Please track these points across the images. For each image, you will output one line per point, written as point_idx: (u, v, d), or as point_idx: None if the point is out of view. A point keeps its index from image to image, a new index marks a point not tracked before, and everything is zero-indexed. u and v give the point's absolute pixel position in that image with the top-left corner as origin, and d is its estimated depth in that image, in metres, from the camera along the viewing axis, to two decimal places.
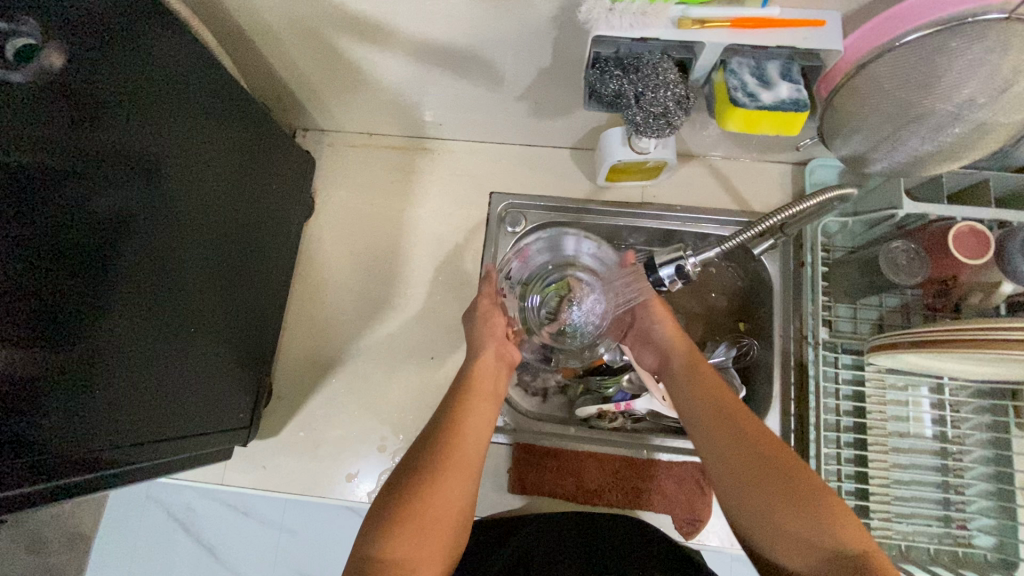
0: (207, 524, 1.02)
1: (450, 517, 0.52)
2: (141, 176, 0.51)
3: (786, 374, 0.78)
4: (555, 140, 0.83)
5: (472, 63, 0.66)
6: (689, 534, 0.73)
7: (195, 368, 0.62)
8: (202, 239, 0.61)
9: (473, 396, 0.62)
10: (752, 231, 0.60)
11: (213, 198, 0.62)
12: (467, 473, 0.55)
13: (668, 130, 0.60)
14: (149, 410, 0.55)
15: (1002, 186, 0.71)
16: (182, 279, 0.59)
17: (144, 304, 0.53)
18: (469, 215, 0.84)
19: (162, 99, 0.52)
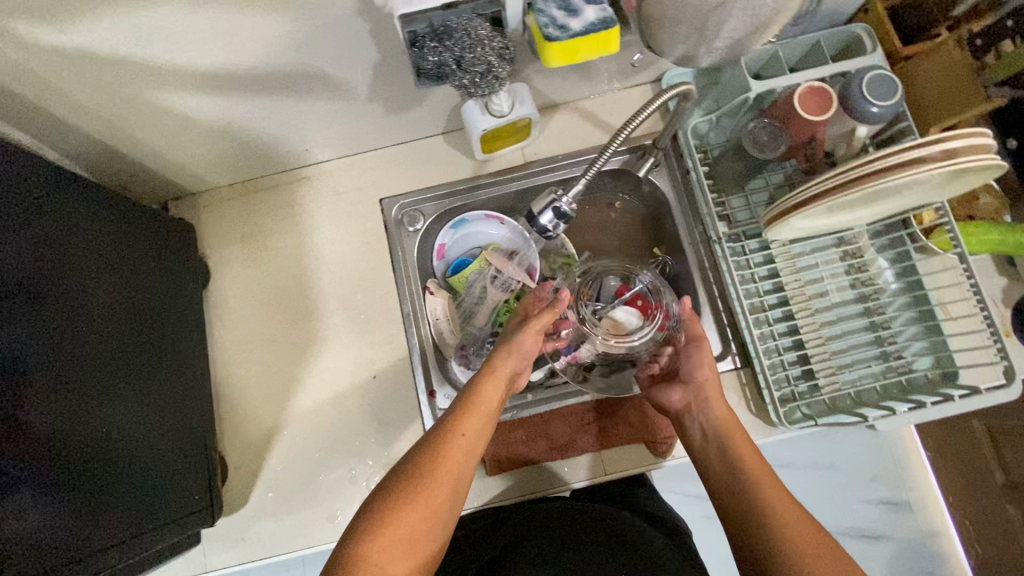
0: None
1: (429, 526, 0.54)
2: (19, 301, 0.50)
3: (706, 276, 0.81)
4: (423, 130, 0.83)
5: (307, 79, 0.65)
6: (666, 452, 0.75)
7: (129, 470, 0.59)
8: (95, 342, 0.58)
9: (473, 409, 0.61)
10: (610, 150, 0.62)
11: (92, 295, 0.59)
12: (455, 487, 0.57)
13: (498, 83, 0.62)
14: (93, 526, 0.54)
15: (833, 42, 0.76)
16: (84, 390, 0.55)
17: (67, 424, 0.53)
18: (365, 228, 0.83)
19: (13, 220, 0.51)
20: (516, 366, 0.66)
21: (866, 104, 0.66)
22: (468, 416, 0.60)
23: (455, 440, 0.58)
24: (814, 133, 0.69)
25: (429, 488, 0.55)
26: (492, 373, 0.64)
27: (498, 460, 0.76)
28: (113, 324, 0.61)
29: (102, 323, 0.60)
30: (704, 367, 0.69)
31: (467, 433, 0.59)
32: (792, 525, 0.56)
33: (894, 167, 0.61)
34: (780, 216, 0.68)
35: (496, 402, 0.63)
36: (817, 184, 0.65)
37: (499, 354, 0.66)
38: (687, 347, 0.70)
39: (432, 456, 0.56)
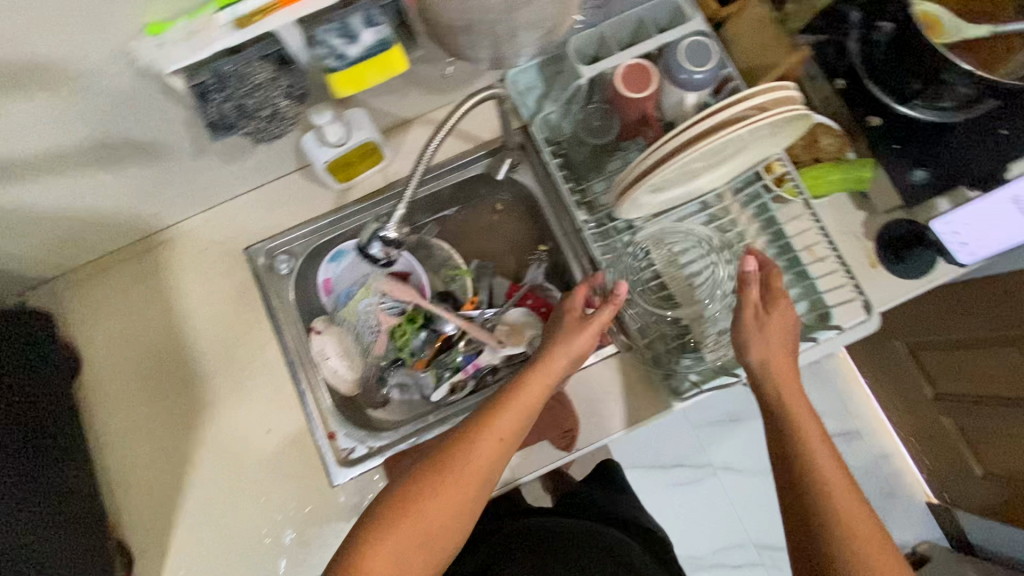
0: None
1: (450, 515, 0.59)
2: None
3: (583, 264, 0.82)
4: (275, 170, 0.81)
5: (120, 147, 0.63)
6: (569, 445, 0.76)
7: None
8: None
9: (507, 409, 0.64)
10: (422, 164, 0.64)
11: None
12: (480, 483, 0.61)
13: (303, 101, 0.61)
14: None
15: (655, 15, 0.77)
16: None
17: None
18: (237, 281, 0.81)
19: None
20: (564, 369, 0.69)
21: (687, 72, 0.67)
22: (503, 415, 0.64)
23: (486, 435, 0.62)
24: (644, 109, 0.70)
25: (447, 481, 0.60)
26: (541, 371, 0.67)
27: None
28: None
29: None
30: (785, 300, 0.69)
31: (499, 431, 0.63)
32: (832, 490, 0.59)
33: (748, 110, 0.61)
34: (626, 189, 0.68)
35: (536, 402, 0.66)
36: (661, 148, 0.64)
37: (557, 350, 0.69)
38: (783, 300, 0.69)
39: (455, 447, 0.62)
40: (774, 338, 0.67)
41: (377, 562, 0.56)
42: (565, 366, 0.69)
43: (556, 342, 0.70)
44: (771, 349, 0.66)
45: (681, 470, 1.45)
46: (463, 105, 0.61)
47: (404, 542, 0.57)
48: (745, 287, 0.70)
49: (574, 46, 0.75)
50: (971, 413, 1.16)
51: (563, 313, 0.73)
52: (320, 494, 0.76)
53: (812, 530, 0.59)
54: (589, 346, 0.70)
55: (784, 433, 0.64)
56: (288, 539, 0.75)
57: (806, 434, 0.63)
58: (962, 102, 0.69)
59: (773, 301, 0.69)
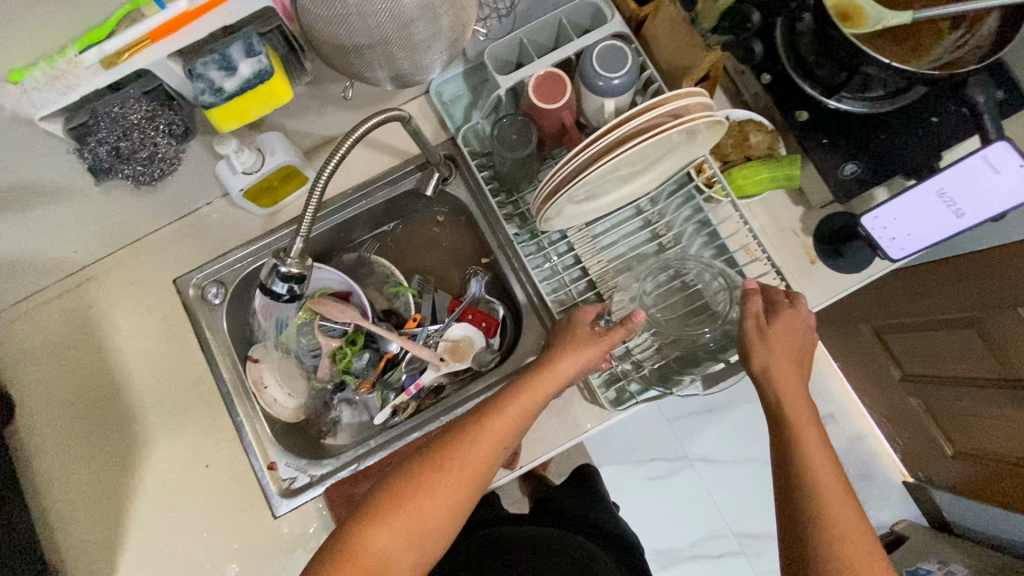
0: None
1: (439, 516, 0.57)
2: None
3: (522, 275, 0.80)
4: (199, 198, 0.79)
5: (16, 192, 0.60)
6: (513, 462, 0.74)
7: None
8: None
9: (505, 411, 0.61)
10: (316, 193, 0.60)
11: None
12: (468, 489, 0.59)
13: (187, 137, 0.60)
14: None
15: (574, 19, 0.75)
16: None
17: None
18: (169, 313, 0.80)
19: None
20: (574, 373, 0.64)
21: (602, 80, 0.65)
22: (499, 416, 0.61)
23: (482, 433, 0.60)
24: (562, 119, 0.68)
25: (437, 481, 0.58)
26: (546, 373, 0.64)
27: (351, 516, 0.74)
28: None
29: None
30: (789, 304, 0.65)
31: (496, 432, 0.60)
32: (827, 501, 0.54)
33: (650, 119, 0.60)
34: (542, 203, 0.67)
35: (533, 407, 0.63)
36: (568, 165, 0.63)
37: (565, 353, 0.65)
38: (783, 308, 0.64)
39: (447, 445, 0.60)
40: (780, 337, 0.63)
41: (359, 557, 0.54)
42: (576, 371, 0.64)
43: (558, 340, 0.67)
44: (773, 355, 0.62)
45: (658, 465, 1.44)
46: (356, 129, 0.60)
47: (386, 541, 0.55)
48: (749, 300, 0.65)
49: (493, 55, 0.73)
50: (937, 395, 1.15)
51: (572, 322, 0.67)
52: (263, 527, 0.74)
53: (807, 555, 0.54)
54: (596, 352, 0.65)
55: (786, 430, 0.59)
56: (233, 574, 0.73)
57: (809, 440, 0.57)
58: (890, 89, 0.70)
59: (777, 311, 0.65)
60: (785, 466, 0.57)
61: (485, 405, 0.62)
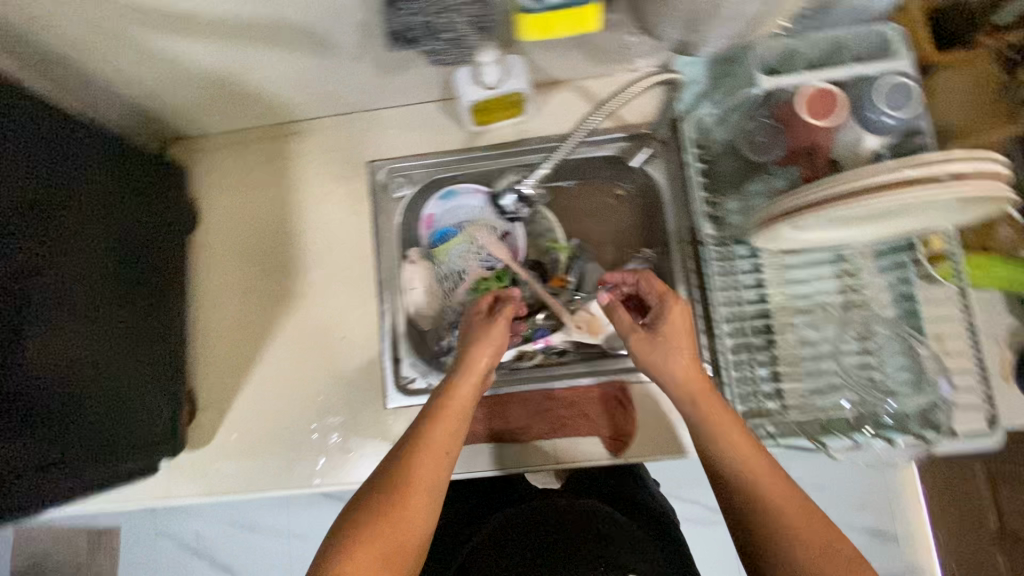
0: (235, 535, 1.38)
1: (417, 523, 0.57)
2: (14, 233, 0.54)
3: (690, 279, 0.78)
4: (418, 95, 0.81)
5: (292, 35, 0.64)
6: (618, 450, 0.74)
7: (96, 402, 0.63)
8: (57, 265, 0.58)
9: (419, 427, 0.62)
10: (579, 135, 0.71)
11: (61, 217, 0.59)
12: (432, 498, 0.59)
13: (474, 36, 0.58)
14: (62, 439, 0.58)
15: (861, 39, 0.68)
16: (39, 311, 0.56)
17: (50, 348, 0.57)
18: (353, 189, 0.84)
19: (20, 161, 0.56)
20: (493, 361, 0.67)
21: (880, 117, 0.62)
22: (436, 426, 0.62)
23: (436, 432, 0.61)
24: (813, 142, 0.64)
25: (411, 491, 0.58)
26: (462, 376, 0.66)
27: None
28: (85, 250, 0.62)
29: (91, 256, 0.63)
30: (663, 318, 0.65)
31: (439, 444, 0.61)
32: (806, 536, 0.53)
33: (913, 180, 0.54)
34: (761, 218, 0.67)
35: (466, 410, 0.65)
36: (800, 200, 0.61)
37: (473, 350, 0.67)
38: (672, 302, 0.65)
39: (408, 452, 0.60)
40: (688, 354, 0.63)
41: None
42: (491, 362, 0.67)
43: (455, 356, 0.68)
44: (672, 345, 0.63)
45: None
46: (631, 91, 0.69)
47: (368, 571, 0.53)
48: (659, 305, 0.66)
49: (766, 67, 0.69)
50: None
51: (470, 320, 0.71)
52: (372, 411, 0.79)
53: None
54: (503, 336, 0.69)
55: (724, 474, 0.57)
56: (332, 441, 0.78)
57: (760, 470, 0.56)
58: None
59: (668, 306, 0.66)
60: (744, 506, 0.56)
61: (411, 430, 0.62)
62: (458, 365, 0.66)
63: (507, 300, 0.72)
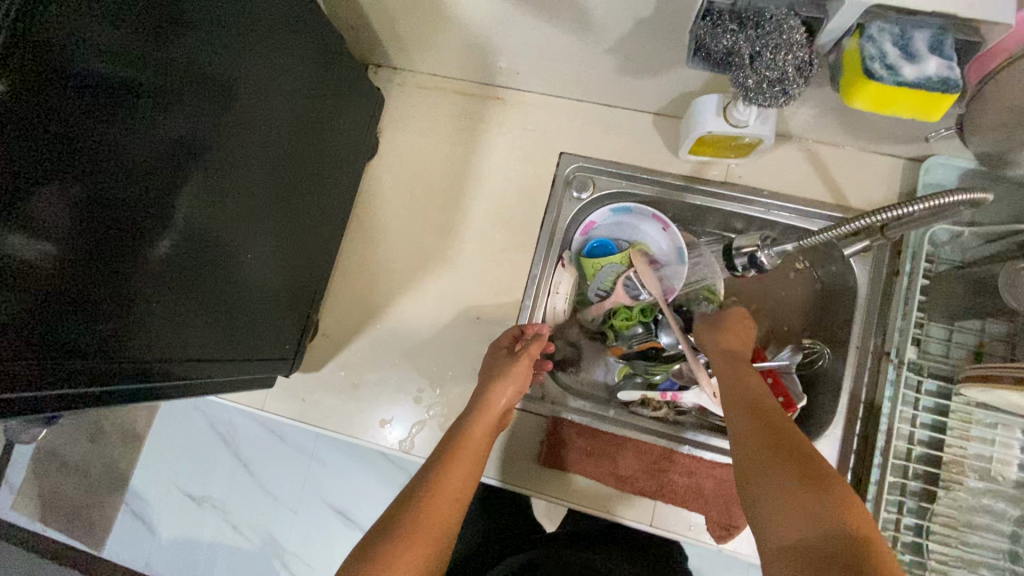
0: (271, 446, 1.42)
1: (443, 538, 0.55)
2: (218, 98, 0.51)
3: (856, 391, 0.71)
4: (638, 103, 0.76)
5: (564, 4, 0.59)
6: (721, 539, 0.67)
7: (236, 296, 0.60)
8: (240, 148, 0.56)
9: (450, 457, 0.61)
10: (843, 227, 0.56)
11: (259, 99, 0.57)
12: (442, 538, 0.55)
13: (782, 100, 0.50)
14: (205, 322, 0.56)
15: None
16: (216, 185, 0.54)
17: (210, 224, 0.54)
18: (535, 173, 0.80)
19: (242, 28, 0.52)
20: (512, 400, 0.67)
21: None
22: (458, 463, 0.61)
23: (463, 455, 0.61)
24: None
25: (440, 509, 0.56)
26: (484, 411, 0.66)
27: (555, 458, 0.72)
28: (267, 137, 0.59)
29: (271, 145, 0.60)
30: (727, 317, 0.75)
31: (454, 484, 0.59)
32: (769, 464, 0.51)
33: None
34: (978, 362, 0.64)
35: (483, 448, 0.64)
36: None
37: (497, 386, 0.67)
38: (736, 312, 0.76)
39: (436, 475, 0.59)
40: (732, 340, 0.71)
41: None
42: (507, 401, 0.67)
43: (479, 390, 0.67)
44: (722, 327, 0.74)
45: None
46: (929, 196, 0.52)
47: None
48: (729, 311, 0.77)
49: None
50: None
51: (493, 354, 0.71)
52: None
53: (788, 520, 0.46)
54: (526, 374, 0.68)
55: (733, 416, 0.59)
56: (432, 416, 0.76)
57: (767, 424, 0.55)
58: None
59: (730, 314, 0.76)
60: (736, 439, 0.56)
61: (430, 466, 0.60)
62: (482, 401, 0.66)
63: (535, 339, 0.71)
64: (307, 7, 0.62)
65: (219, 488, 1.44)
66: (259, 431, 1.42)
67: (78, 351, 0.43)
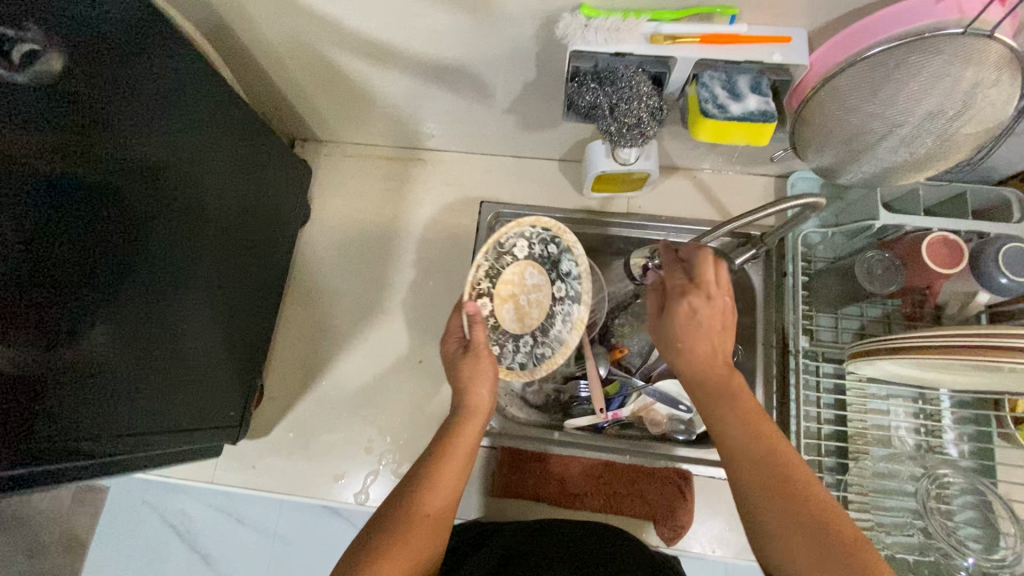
0: (227, 532, 1.34)
1: (430, 541, 0.57)
2: (143, 182, 0.54)
3: (770, 383, 0.79)
4: (544, 152, 0.86)
5: (461, 76, 0.68)
6: (670, 540, 0.74)
7: (177, 362, 0.62)
8: (168, 226, 0.59)
9: (444, 460, 0.60)
10: (720, 230, 0.65)
11: (184, 176, 0.60)
12: (429, 532, 0.57)
13: (643, 141, 0.62)
14: (146, 396, 0.58)
15: (982, 199, 0.71)
16: (146, 264, 0.56)
17: (144, 301, 0.56)
18: (460, 223, 0.87)
19: (168, 119, 0.56)
20: (493, 396, 0.65)
21: (994, 275, 0.63)
22: (445, 464, 0.60)
23: (451, 453, 0.61)
24: (930, 284, 0.67)
25: (424, 512, 0.57)
26: (472, 412, 0.64)
27: (508, 488, 0.77)
28: (195, 210, 0.62)
29: (199, 216, 0.63)
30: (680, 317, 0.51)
31: (445, 485, 0.59)
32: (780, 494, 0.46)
33: (987, 353, 0.57)
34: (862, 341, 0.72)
35: (474, 445, 0.63)
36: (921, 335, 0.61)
37: (475, 385, 0.65)
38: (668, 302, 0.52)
39: (424, 475, 0.59)
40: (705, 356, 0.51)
41: None
42: (489, 399, 0.65)
43: (459, 389, 0.65)
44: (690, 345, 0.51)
45: None
46: (784, 204, 0.61)
47: None
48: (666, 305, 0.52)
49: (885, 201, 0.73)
50: None
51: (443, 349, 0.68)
52: None
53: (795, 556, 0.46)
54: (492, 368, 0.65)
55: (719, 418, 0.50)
56: (385, 463, 0.77)
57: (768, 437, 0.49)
58: None
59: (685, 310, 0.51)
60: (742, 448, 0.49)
61: (419, 468, 0.61)
62: (466, 403, 0.64)
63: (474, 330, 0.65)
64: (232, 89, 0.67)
65: None
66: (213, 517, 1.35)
67: (21, 435, 0.44)
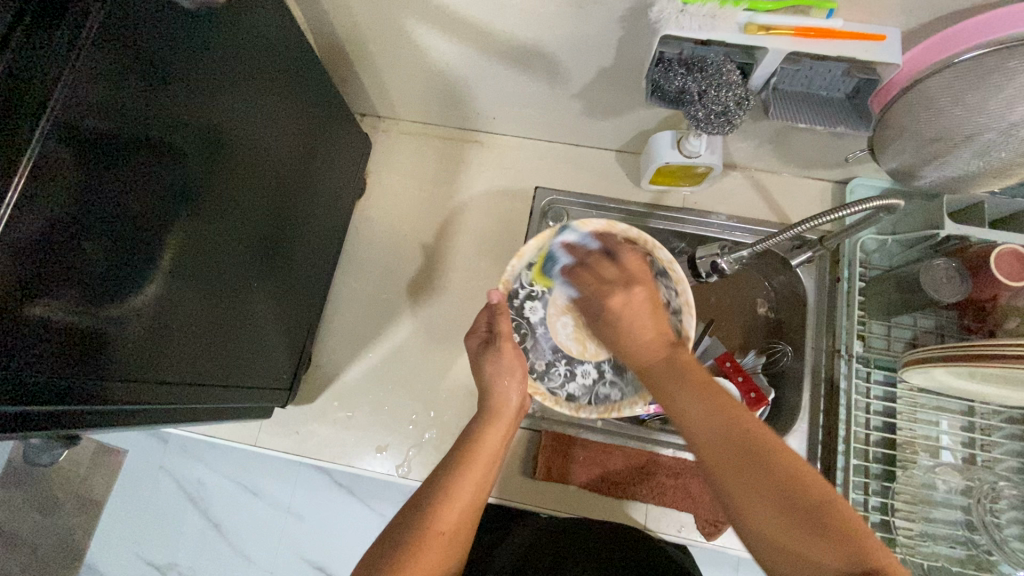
0: (241, 503, 1.35)
1: (443, 559, 0.53)
2: (219, 142, 0.54)
3: (817, 387, 0.79)
4: (603, 141, 0.86)
5: (537, 58, 0.69)
6: (709, 535, 0.73)
7: (220, 331, 0.61)
8: (235, 189, 0.58)
9: (467, 462, 0.58)
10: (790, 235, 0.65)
11: (256, 141, 0.60)
12: (446, 546, 0.53)
13: (727, 130, 0.61)
14: (188, 359, 0.56)
15: None
16: (212, 223, 0.55)
17: (202, 262, 0.55)
18: (514, 206, 0.88)
19: (249, 82, 0.57)
20: (520, 400, 0.64)
21: None
22: (468, 469, 0.58)
23: (476, 458, 0.59)
24: (993, 295, 0.67)
25: (440, 525, 0.54)
26: (497, 414, 0.63)
27: (549, 470, 0.77)
28: (259, 178, 0.62)
29: (262, 183, 0.63)
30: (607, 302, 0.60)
31: (463, 492, 0.56)
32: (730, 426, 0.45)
33: None
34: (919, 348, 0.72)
35: (496, 451, 0.61)
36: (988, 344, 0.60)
37: (501, 385, 0.64)
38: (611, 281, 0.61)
39: (447, 478, 0.57)
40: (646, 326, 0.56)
41: None
42: (516, 402, 0.64)
43: (486, 388, 0.65)
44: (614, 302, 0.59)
45: None
46: (859, 206, 0.61)
47: None
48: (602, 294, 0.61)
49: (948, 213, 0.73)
50: None
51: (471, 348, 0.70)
52: None
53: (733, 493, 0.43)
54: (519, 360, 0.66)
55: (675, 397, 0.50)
56: (428, 437, 0.78)
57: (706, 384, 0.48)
58: None
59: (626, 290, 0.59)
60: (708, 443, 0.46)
61: (440, 474, 0.58)
62: (491, 404, 0.63)
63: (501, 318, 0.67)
64: (310, 59, 0.68)
65: (186, 552, 1.36)
66: (228, 487, 1.35)
67: (77, 381, 0.43)
